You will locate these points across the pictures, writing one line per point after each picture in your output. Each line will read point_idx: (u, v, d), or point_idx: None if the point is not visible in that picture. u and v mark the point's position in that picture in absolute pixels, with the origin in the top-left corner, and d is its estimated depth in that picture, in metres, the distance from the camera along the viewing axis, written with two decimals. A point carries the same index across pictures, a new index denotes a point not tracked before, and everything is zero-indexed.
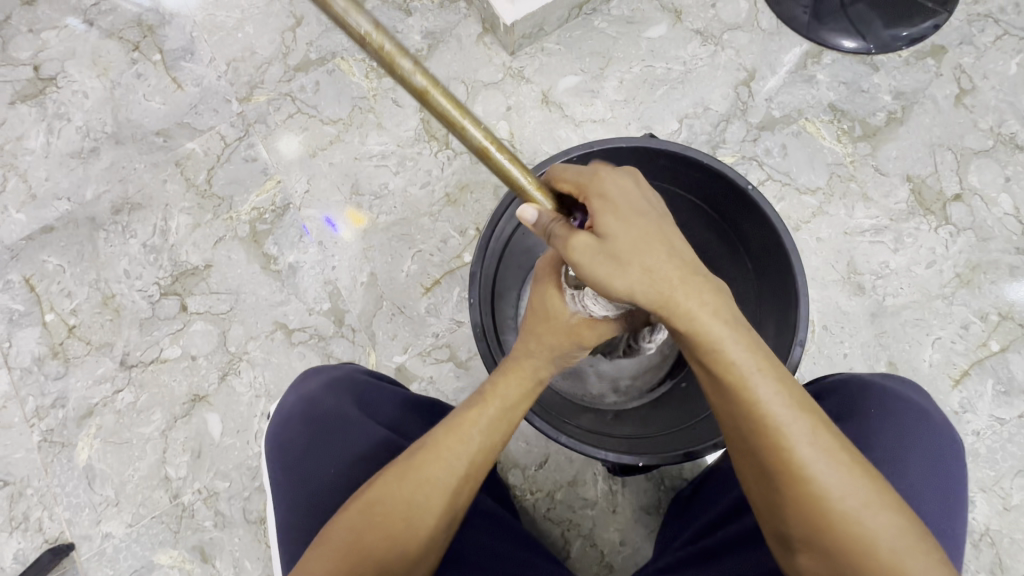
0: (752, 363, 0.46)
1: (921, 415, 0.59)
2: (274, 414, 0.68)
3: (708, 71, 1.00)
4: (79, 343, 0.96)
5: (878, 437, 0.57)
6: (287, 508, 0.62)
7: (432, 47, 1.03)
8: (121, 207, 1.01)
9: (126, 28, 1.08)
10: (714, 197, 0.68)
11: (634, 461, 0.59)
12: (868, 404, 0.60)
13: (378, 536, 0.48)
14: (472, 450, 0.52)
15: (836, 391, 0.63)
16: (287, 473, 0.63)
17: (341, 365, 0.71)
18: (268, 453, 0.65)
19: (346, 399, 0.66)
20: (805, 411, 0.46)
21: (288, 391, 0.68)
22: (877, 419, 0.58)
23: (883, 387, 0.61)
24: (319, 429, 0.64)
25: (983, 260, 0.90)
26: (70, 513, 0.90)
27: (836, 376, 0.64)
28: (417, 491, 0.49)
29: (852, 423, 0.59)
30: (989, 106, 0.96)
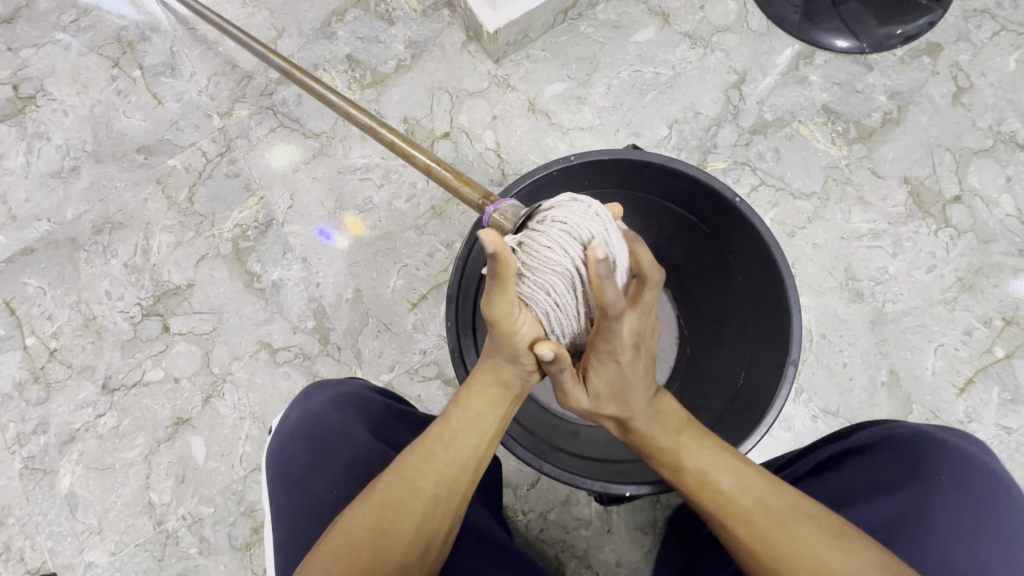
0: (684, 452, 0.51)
1: (997, 484, 0.53)
2: (274, 429, 0.63)
3: (697, 74, 0.97)
4: (61, 366, 0.94)
5: (945, 509, 0.51)
6: (284, 531, 0.57)
7: (415, 56, 1.01)
8: (102, 227, 0.99)
9: (106, 44, 1.06)
10: (702, 209, 0.66)
11: (622, 490, 0.58)
12: (938, 468, 0.53)
13: (346, 564, 0.44)
14: (440, 464, 0.50)
15: (890, 445, 0.56)
16: (287, 492, 0.58)
17: (347, 380, 0.66)
18: (268, 470, 0.61)
19: (353, 417, 0.62)
20: (741, 485, 0.49)
21: (290, 405, 0.64)
22: (948, 488, 0.52)
23: (950, 446, 0.54)
24: (321, 446, 0.60)
25: (985, 263, 0.88)
26: (53, 542, 0.88)
27: (903, 426, 0.56)
28: (387, 510, 0.47)
29: (917, 488, 0.52)
30: (988, 104, 0.93)
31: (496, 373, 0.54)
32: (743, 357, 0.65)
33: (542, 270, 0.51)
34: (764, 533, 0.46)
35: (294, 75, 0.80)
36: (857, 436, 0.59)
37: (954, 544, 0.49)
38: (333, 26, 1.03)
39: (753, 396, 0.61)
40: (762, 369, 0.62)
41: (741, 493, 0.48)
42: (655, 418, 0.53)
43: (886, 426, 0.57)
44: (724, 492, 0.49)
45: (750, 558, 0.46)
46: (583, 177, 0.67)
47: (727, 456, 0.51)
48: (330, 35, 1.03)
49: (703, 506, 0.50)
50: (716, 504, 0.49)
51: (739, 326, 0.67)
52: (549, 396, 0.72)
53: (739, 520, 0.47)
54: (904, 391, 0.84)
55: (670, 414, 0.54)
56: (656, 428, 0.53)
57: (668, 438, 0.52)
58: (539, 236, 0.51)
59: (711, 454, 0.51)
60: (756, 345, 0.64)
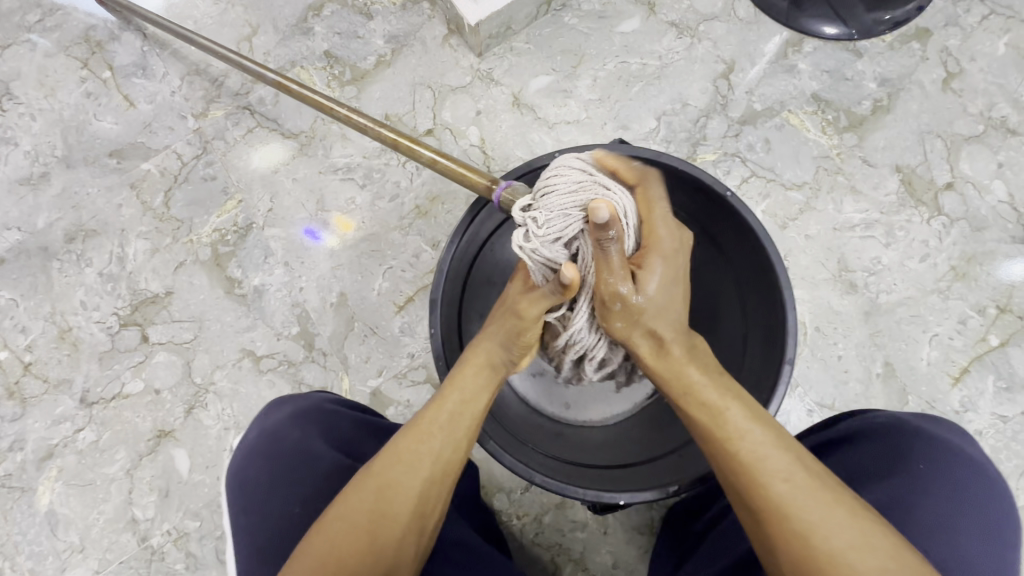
0: (726, 402, 0.48)
1: (977, 473, 0.51)
2: (236, 449, 0.61)
3: (685, 64, 0.95)
4: (36, 381, 0.91)
5: (922, 498, 0.50)
6: (248, 556, 0.55)
7: (395, 51, 0.98)
8: (75, 235, 0.96)
9: (73, 44, 1.02)
10: (691, 203, 0.64)
11: (615, 500, 0.55)
12: (917, 458, 0.52)
13: (339, 546, 0.43)
14: (436, 447, 0.48)
15: (875, 436, 0.55)
16: (248, 514, 0.56)
17: (307, 393, 0.64)
18: (228, 492, 0.59)
19: (313, 432, 0.59)
20: (784, 445, 0.46)
21: (250, 425, 0.62)
22: (924, 476, 0.51)
23: (931, 434, 0.53)
24: (282, 465, 0.57)
25: (978, 251, 0.87)
26: (33, 562, 0.85)
27: (883, 416, 0.56)
28: (381, 496, 0.45)
29: (895, 480, 0.51)
30: (979, 90, 0.92)
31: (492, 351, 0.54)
32: (737, 354, 0.63)
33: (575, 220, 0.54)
34: (802, 495, 0.43)
35: (284, 88, 0.78)
36: (840, 427, 0.58)
37: (934, 536, 0.48)
38: (310, 21, 1.00)
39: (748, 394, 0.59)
40: (756, 367, 0.60)
41: (781, 452, 0.45)
42: (692, 354, 0.52)
43: (866, 416, 0.57)
44: (758, 447, 0.45)
45: (776, 519, 0.43)
46: None
47: (760, 413, 0.48)
48: (307, 32, 1.00)
49: (737, 457, 0.45)
50: (751, 459, 0.45)
51: (732, 323, 0.65)
52: (538, 396, 0.70)
53: (778, 479, 0.44)
54: (899, 382, 0.83)
55: (706, 356, 0.52)
56: (696, 364, 0.51)
57: (707, 381, 0.50)
58: (551, 181, 0.55)
59: (746, 409, 0.48)
60: (750, 342, 0.62)
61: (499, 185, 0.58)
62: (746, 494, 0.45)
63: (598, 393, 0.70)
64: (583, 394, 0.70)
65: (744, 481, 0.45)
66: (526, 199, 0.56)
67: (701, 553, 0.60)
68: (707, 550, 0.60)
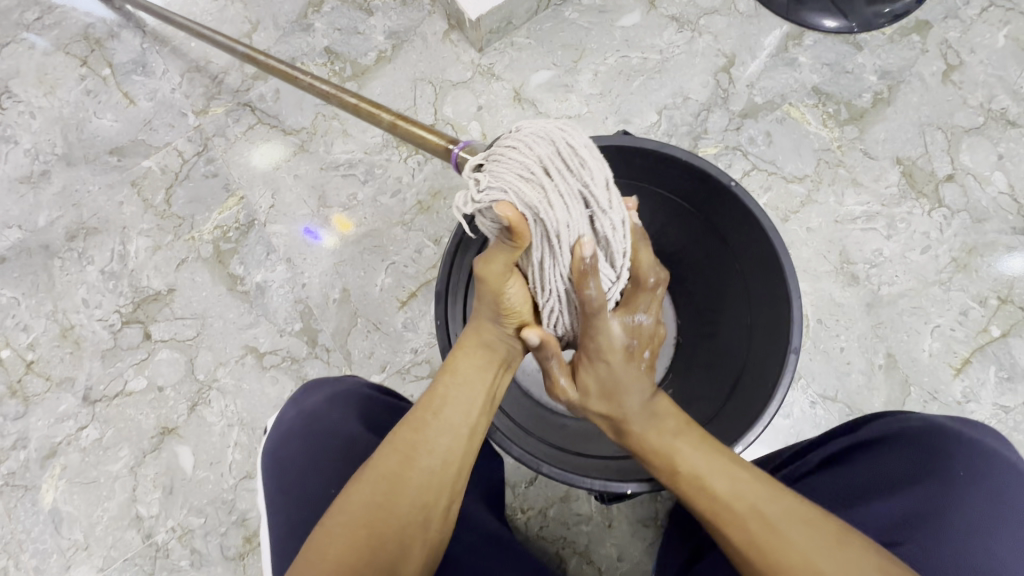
0: (681, 450, 0.50)
1: (1012, 475, 0.52)
2: (271, 429, 0.62)
3: (685, 58, 0.95)
4: (39, 379, 0.91)
5: (963, 505, 0.50)
6: (281, 536, 0.55)
7: (395, 46, 0.98)
8: (76, 233, 0.96)
9: (72, 42, 1.02)
10: (697, 195, 0.64)
11: (621, 488, 0.56)
12: (957, 463, 0.51)
13: (343, 537, 0.43)
14: (434, 438, 0.48)
15: (908, 438, 0.54)
16: (284, 492, 0.56)
17: (346, 378, 0.64)
18: (265, 471, 0.59)
19: (352, 416, 0.60)
20: (741, 489, 0.47)
21: (287, 405, 0.62)
22: (964, 483, 0.51)
23: (967, 438, 0.53)
24: (319, 445, 0.57)
25: (979, 242, 0.87)
26: (38, 560, 0.85)
27: (916, 419, 0.54)
28: (379, 489, 0.45)
29: (934, 485, 0.51)
30: (978, 82, 0.92)
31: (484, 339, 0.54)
32: (744, 346, 0.64)
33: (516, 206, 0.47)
34: (756, 536, 0.44)
35: (253, 60, 0.79)
36: (868, 428, 0.57)
37: (974, 542, 0.49)
38: (310, 18, 1.00)
39: (754, 385, 0.60)
40: (761, 358, 0.60)
41: (735, 496, 0.46)
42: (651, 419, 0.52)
43: (901, 419, 0.55)
44: (719, 497, 0.47)
45: (739, 557, 0.45)
46: None
47: (722, 458, 0.49)
48: (307, 28, 1.00)
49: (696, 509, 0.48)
50: (711, 509, 0.47)
51: (738, 316, 0.65)
52: (542, 389, 0.71)
53: (733, 524, 0.45)
54: (901, 373, 0.83)
55: (666, 416, 0.53)
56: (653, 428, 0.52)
57: (664, 439, 0.51)
58: (506, 154, 0.49)
59: (706, 457, 0.49)
60: (756, 334, 0.62)
61: (456, 146, 0.56)
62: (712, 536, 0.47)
63: None
64: None
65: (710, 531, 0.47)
66: (479, 159, 0.51)
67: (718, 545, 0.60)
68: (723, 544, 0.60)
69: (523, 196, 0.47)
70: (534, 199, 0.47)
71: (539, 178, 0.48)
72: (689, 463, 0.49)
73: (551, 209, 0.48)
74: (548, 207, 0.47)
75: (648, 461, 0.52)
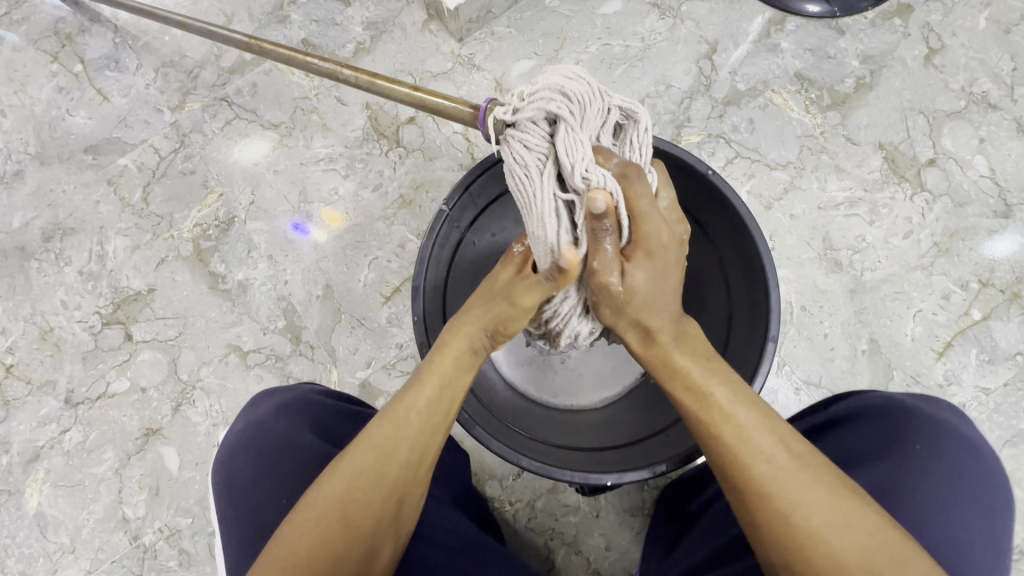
0: (715, 381, 0.48)
1: (974, 452, 0.52)
2: (221, 443, 0.62)
3: (668, 46, 0.95)
4: (19, 383, 0.90)
5: (923, 477, 0.50)
6: (235, 545, 0.55)
7: (374, 38, 0.97)
8: (52, 233, 0.94)
9: (42, 37, 0.99)
10: (674, 183, 0.64)
11: (602, 480, 0.55)
12: (912, 437, 0.52)
13: (312, 534, 0.43)
14: (412, 434, 0.47)
15: (872, 416, 0.55)
16: (235, 504, 0.56)
17: (295, 385, 0.65)
18: (215, 486, 0.59)
19: (299, 423, 0.60)
20: (770, 427, 0.45)
21: (236, 419, 0.63)
22: (924, 456, 0.51)
23: (930, 414, 0.53)
24: (268, 453, 0.57)
25: (961, 226, 0.87)
26: (24, 565, 0.85)
27: (878, 396, 0.56)
28: (353, 484, 0.45)
29: (895, 458, 0.52)
30: (960, 65, 0.92)
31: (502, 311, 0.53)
32: (723, 332, 0.64)
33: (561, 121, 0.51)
34: (782, 475, 0.43)
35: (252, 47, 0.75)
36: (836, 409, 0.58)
37: (932, 511, 0.49)
38: (286, 9, 0.98)
39: (734, 373, 0.60)
40: (741, 347, 0.60)
41: (764, 434, 0.45)
42: (682, 337, 0.50)
43: (862, 397, 0.57)
44: (746, 429, 0.45)
45: (759, 496, 0.43)
46: None
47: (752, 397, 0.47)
48: (283, 20, 0.98)
49: (721, 438, 0.46)
50: (739, 441, 0.45)
51: (717, 303, 0.65)
52: (526, 382, 0.71)
53: (760, 460, 0.44)
54: (884, 358, 0.84)
55: (697, 339, 0.51)
56: (685, 351, 0.50)
57: (695, 364, 0.49)
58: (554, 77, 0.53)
59: (736, 389, 0.47)
60: (735, 320, 0.62)
61: (482, 105, 0.56)
62: (731, 472, 0.45)
63: None
64: (573, 381, 0.72)
65: (731, 463, 0.45)
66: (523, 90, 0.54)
67: (701, 531, 0.61)
68: (703, 534, 0.61)
69: (569, 113, 0.51)
70: (570, 117, 0.52)
71: (580, 98, 0.52)
72: (726, 393, 0.47)
73: (587, 130, 0.52)
74: (585, 123, 0.52)
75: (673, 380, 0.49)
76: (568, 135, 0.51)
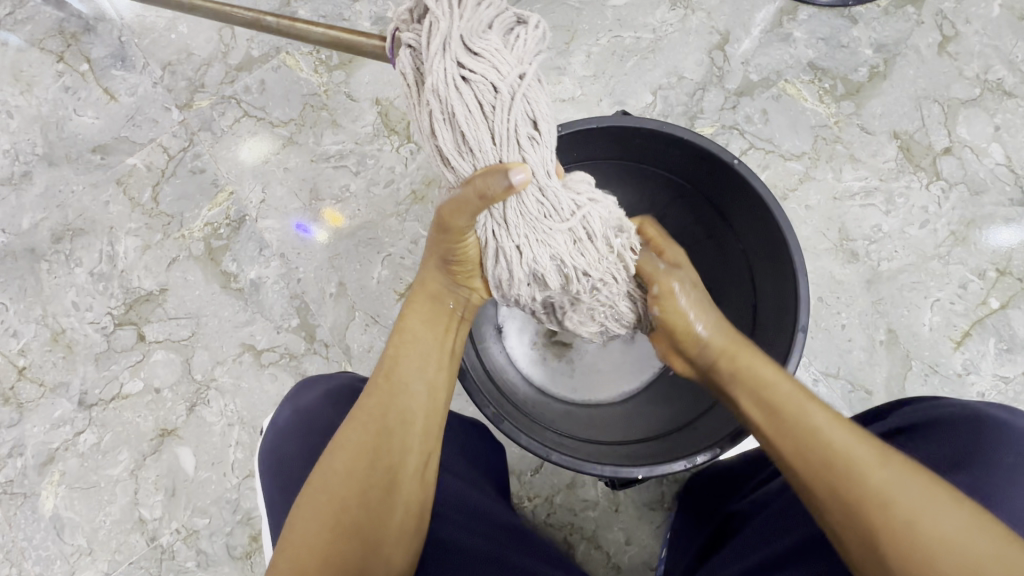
0: (808, 396, 0.47)
1: None
2: (268, 428, 0.63)
3: (679, 36, 0.94)
4: (32, 385, 0.89)
5: (1009, 491, 0.47)
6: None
7: (382, 33, 0.96)
8: (62, 235, 0.93)
9: (48, 37, 0.98)
10: (697, 174, 0.64)
11: (633, 474, 0.54)
12: (996, 446, 0.49)
13: (314, 519, 0.45)
14: (403, 400, 0.51)
15: (951, 425, 0.52)
16: (285, 491, 0.57)
17: (337, 373, 0.65)
18: (265, 472, 0.60)
19: (344, 408, 0.60)
20: (868, 441, 0.44)
21: (281, 404, 0.63)
22: (1011, 470, 0.48)
23: (1013, 426, 0.50)
24: (315, 442, 0.58)
25: (977, 215, 0.87)
26: (41, 567, 0.84)
27: (953, 405, 0.54)
28: (360, 454, 0.48)
29: (976, 469, 0.48)
30: (974, 52, 0.91)
31: (446, 247, 0.51)
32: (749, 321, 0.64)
33: (433, 26, 0.44)
34: (892, 493, 0.40)
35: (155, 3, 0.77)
36: (904, 417, 0.57)
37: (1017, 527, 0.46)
38: (293, 5, 0.97)
39: None
40: (766, 338, 0.61)
41: (862, 444, 0.43)
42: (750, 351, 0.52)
43: (936, 405, 0.55)
44: (840, 444, 0.43)
45: (874, 509, 0.40)
46: (570, 149, 0.63)
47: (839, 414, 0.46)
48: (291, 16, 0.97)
49: (821, 447, 0.44)
50: (834, 455, 0.43)
51: (743, 295, 0.65)
52: (545, 378, 0.70)
53: (870, 471, 0.42)
54: (902, 348, 0.83)
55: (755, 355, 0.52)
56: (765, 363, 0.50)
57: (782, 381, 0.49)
58: None
59: (829, 410, 0.46)
60: (762, 311, 0.62)
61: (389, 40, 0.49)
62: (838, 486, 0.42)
63: (610, 373, 0.71)
64: (592, 378, 0.71)
65: (835, 474, 0.43)
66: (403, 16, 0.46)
67: (744, 537, 0.59)
68: (747, 537, 0.58)
69: (440, 15, 0.43)
70: (439, 9, 0.44)
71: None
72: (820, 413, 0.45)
73: (465, 21, 0.44)
74: (460, 21, 0.44)
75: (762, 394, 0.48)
76: (436, 32, 0.43)
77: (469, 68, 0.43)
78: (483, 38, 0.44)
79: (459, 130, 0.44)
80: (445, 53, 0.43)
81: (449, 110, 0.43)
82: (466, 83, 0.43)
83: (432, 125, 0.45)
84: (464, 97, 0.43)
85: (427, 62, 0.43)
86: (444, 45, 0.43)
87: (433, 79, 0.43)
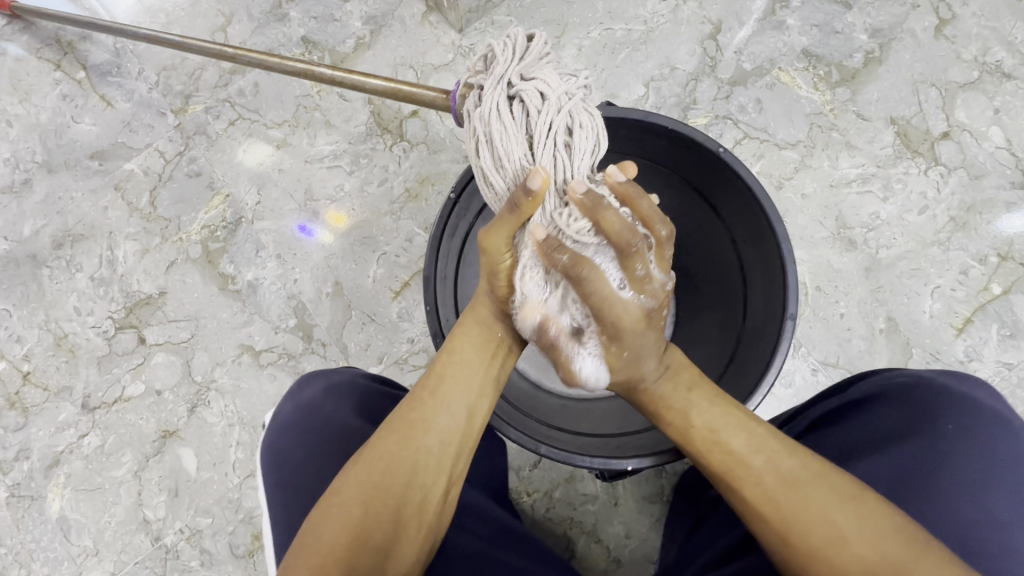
0: (700, 412, 0.49)
1: (1003, 428, 0.51)
2: (269, 423, 0.62)
3: (671, 28, 0.93)
4: (37, 390, 0.91)
5: (952, 459, 0.49)
6: (281, 532, 0.55)
7: (373, 32, 0.96)
8: (62, 241, 0.94)
9: (44, 46, 0.99)
10: (684, 164, 0.64)
11: (622, 465, 0.55)
12: (944, 417, 0.51)
13: (337, 524, 0.44)
14: (437, 427, 0.49)
15: (900, 396, 0.54)
16: (282, 487, 0.57)
17: (340, 368, 0.65)
18: (263, 467, 0.59)
19: (346, 404, 0.60)
20: (757, 447, 0.46)
21: (283, 399, 0.62)
22: (955, 437, 0.50)
23: (956, 393, 0.52)
24: (316, 437, 0.58)
25: (977, 200, 0.85)
26: (49, 568, 0.86)
27: (904, 374, 0.55)
28: (384, 472, 0.47)
29: (922, 439, 0.50)
30: (972, 35, 0.90)
31: (494, 265, 0.52)
32: (738, 310, 0.64)
33: (492, 70, 0.49)
34: (773, 499, 0.44)
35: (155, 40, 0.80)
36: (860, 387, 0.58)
37: (967, 493, 0.48)
38: (284, 7, 0.97)
39: (751, 353, 0.59)
40: (756, 328, 0.60)
41: (751, 455, 0.46)
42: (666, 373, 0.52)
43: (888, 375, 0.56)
44: (731, 454, 0.47)
45: (759, 519, 0.45)
46: None
47: (734, 420, 0.48)
48: (282, 18, 0.97)
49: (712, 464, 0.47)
50: (724, 469, 0.47)
51: (732, 284, 0.65)
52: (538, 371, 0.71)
53: (752, 484, 0.45)
54: (903, 336, 0.82)
55: (682, 369, 0.52)
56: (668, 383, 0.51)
57: (679, 397, 0.50)
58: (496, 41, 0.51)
59: (721, 415, 0.48)
60: (750, 300, 0.62)
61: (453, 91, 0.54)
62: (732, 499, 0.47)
63: None
64: None
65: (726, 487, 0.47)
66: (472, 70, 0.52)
67: (717, 521, 0.61)
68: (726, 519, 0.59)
69: (499, 62, 0.49)
70: (503, 55, 0.49)
71: (513, 48, 0.49)
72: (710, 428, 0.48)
73: (521, 63, 0.49)
74: (516, 64, 0.49)
75: (663, 416, 0.51)
76: (493, 72, 0.49)
77: (519, 106, 0.48)
78: (534, 78, 0.49)
79: (496, 148, 0.48)
80: (498, 86, 0.48)
81: (491, 134, 0.48)
82: (514, 117, 0.48)
83: (476, 146, 0.50)
84: (503, 120, 0.48)
85: (482, 93, 0.49)
86: (497, 86, 0.48)
87: (483, 110, 0.48)
